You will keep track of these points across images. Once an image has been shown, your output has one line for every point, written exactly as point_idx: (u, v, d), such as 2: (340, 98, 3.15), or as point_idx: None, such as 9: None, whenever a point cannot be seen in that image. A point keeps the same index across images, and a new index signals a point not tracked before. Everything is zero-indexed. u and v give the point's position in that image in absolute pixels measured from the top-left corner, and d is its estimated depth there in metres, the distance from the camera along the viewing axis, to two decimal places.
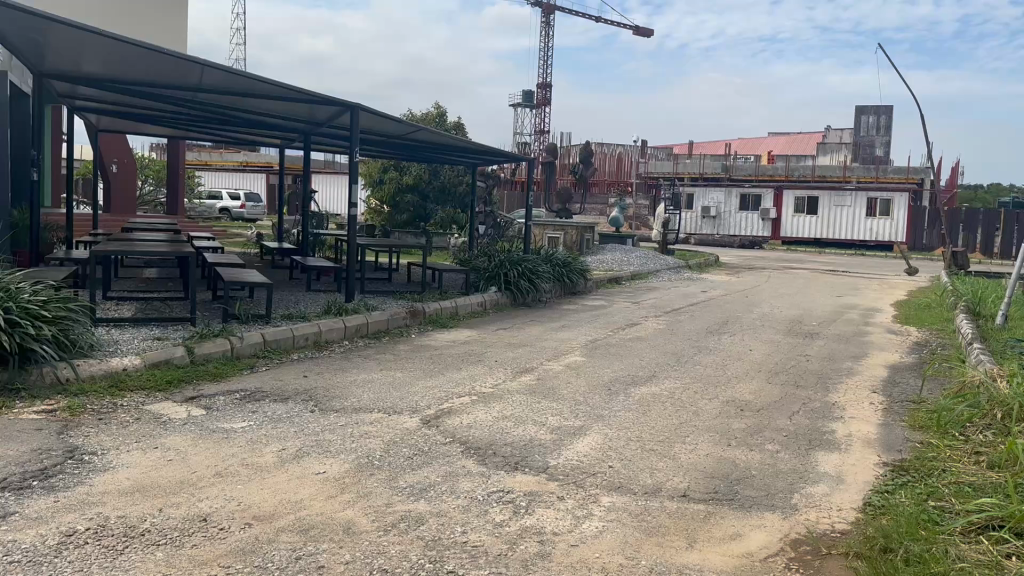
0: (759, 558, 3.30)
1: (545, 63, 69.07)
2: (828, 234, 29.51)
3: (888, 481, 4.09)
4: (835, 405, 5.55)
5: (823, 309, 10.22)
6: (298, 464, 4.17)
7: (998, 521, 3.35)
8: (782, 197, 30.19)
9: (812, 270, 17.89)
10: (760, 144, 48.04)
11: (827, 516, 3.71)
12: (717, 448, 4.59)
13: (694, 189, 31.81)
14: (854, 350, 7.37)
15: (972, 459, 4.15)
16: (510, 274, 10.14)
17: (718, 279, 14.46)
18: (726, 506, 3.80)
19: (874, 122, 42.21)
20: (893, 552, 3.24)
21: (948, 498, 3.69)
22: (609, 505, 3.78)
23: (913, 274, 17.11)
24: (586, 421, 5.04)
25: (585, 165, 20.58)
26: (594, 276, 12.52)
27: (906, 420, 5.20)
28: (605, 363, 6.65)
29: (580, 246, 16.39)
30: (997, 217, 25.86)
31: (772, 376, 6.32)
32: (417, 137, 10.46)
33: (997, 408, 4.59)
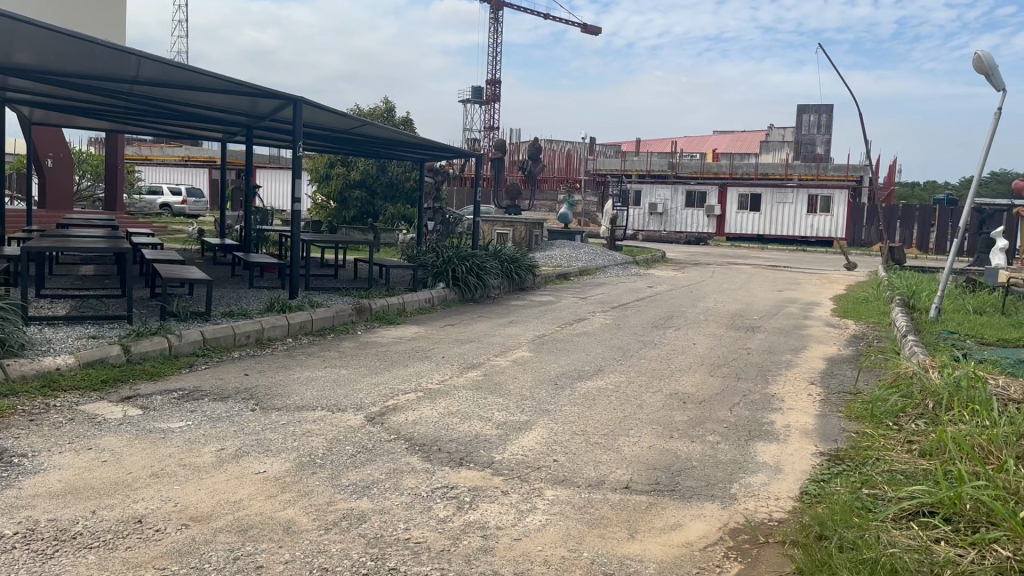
0: (699, 547, 3.35)
1: (493, 60, 69.10)
2: (770, 230, 30.22)
3: (823, 470, 4.20)
4: (775, 396, 5.67)
5: (765, 303, 10.42)
6: (237, 464, 4.09)
7: (928, 508, 3.45)
8: (726, 194, 30.80)
9: (756, 265, 18.24)
10: (704, 142, 48.80)
11: (765, 505, 3.78)
12: (659, 440, 4.64)
13: (642, 187, 32.19)
14: (794, 343, 7.54)
15: (904, 447, 4.27)
16: (458, 270, 10.12)
17: (664, 275, 14.64)
18: (667, 497, 3.85)
19: (816, 122, 42.39)
20: (827, 540, 3.31)
21: (880, 486, 3.79)
22: (553, 498, 3.79)
23: (852, 269, 17.57)
24: (532, 416, 5.05)
25: (534, 163, 20.65)
26: (542, 272, 12.58)
27: (843, 410, 5.33)
28: (551, 358, 6.68)
29: (529, 242, 16.45)
30: (932, 214, 26.70)
31: (715, 369, 6.43)
32: (362, 131, 10.34)
33: (929, 398, 4.74)
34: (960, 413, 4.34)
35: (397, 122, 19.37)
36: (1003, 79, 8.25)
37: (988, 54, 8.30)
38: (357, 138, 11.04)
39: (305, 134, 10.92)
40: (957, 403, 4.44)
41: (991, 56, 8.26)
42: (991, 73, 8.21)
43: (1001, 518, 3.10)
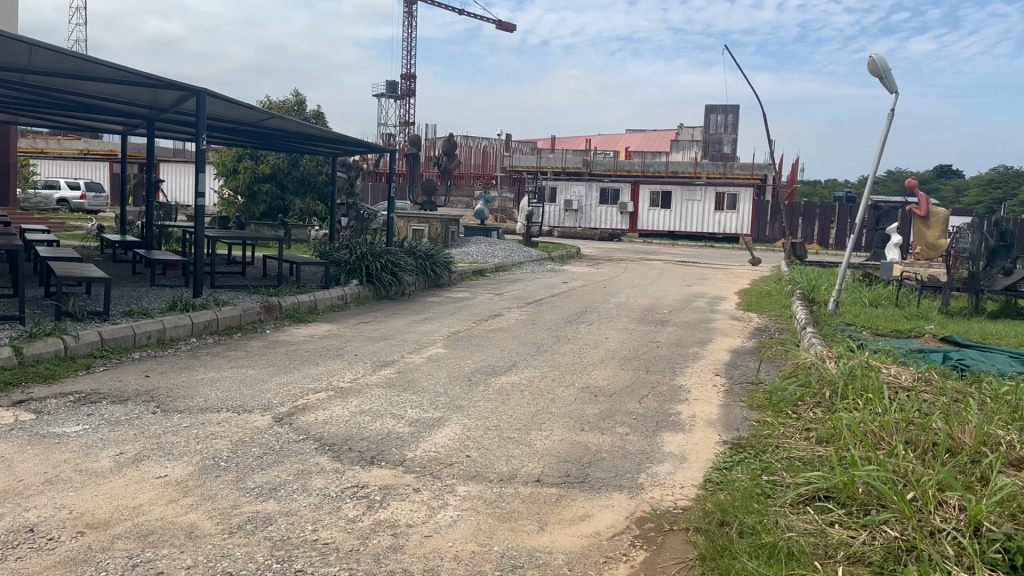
0: (606, 537, 3.42)
1: (408, 55, 68.55)
2: (680, 227, 31.05)
3: (727, 458, 4.34)
4: (681, 387, 5.84)
5: (674, 298, 10.70)
6: (137, 468, 3.95)
7: (823, 492, 3.62)
8: (638, 191, 31.44)
9: (667, 261, 18.68)
10: (619, 139, 49.71)
11: (670, 493, 3.89)
12: (570, 433, 4.72)
13: (557, 183, 32.44)
14: (701, 336, 7.77)
15: (802, 435, 4.45)
16: (372, 266, 10.01)
17: (578, 271, 14.85)
18: (576, 488, 3.92)
19: (722, 121, 43.58)
20: (728, 525, 3.42)
21: (779, 472, 3.95)
22: (464, 494, 3.80)
23: (757, 263, 18.25)
24: (446, 412, 5.05)
25: (448, 159, 20.54)
26: (458, 268, 12.57)
27: (745, 400, 5.53)
28: (465, 355, 6.69)
29: (445, 238, 16.39)
30: (832, 211, 27.93)
31: (626, 362, 6.57)
32: (271, 124, 10.09)
33: (825, 387, 4.97)
34: (854, 401, 4.56)
35: (308, 116, 18.97)
36: (895, 82, 8.69)
37: (882, 58, 8.72)
38: (265, 132, 10.79)
39: (211, 126, 10.58)
40: (852, 391, 4.67)
41: (884, 60, 8.69)
42: (884, 75, 8.63)
43: (890, 500, 3.28)
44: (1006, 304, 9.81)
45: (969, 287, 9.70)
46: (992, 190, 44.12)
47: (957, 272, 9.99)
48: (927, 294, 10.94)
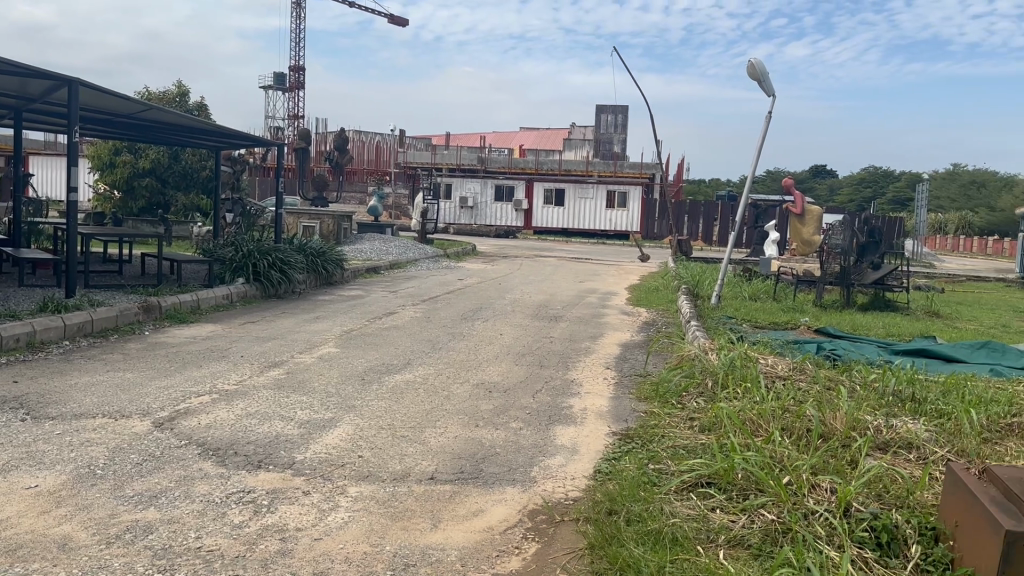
0: (499, 531, 3.45)
1: (297, 47, 66.77)
2: (573, 225, 31.66)
3: (616, 449, 4.46)
4: (573, 381, 5.97)
5: (567, 294, 10.89)
6: (3, 479, 3.70)
7: (705, 479, 3.77)
8: (533, 188, 31.90)
9: (561, 257, 18.98)
10: (512, 138, 50.07)
11: (561, 485, 3.97)
12: (465, 430, 4.73)
13: (452, 180, 32.34)
14: (592, 330, 7.94)
15: (686, 424, 4.63)
16: (259, 265, 9.73)
17: (474, 268, 14.89)
18: (470, 484, 3.93)
19: (614, 123, 43.92)
20: (617, 514, 3.52)
21: (665, 461, 4.09)
22: (356, 495, 3.75)
23: (646, 260, 18.83)
24: (337, 413, 4.97)
25: (340, 154, 20.14)
26: (351, 265, 12.37)
27: (634, 392, 5.69)
28: (358, 354, 6.59)
29: (337, 235, 16.07)
30: (715, 210, 29.12)
31: (520, 357, 6.65)
32: (150, 116, 9.63)
33: (707, 377, 5.18)
34: (734, 391, 4.78)
35: (191, 108, 18.21)
36: (772, 86, 9.13)
37: (761, 62, 9.15)
38: (144, 124, 10.28)
39: (84, 117, 9.98)
40: (732, 381, 4.89)
41: (763, 64, 9.12)
42: (762, 79, 9.06)
43: (767, 485, 3.46)
44: (874, 297, 10.46)
45: (841, 281, 10.28)
46: (861, 189, 47.04)
47: (829, 267, 10.59)
48: (802, 288, 11.56)
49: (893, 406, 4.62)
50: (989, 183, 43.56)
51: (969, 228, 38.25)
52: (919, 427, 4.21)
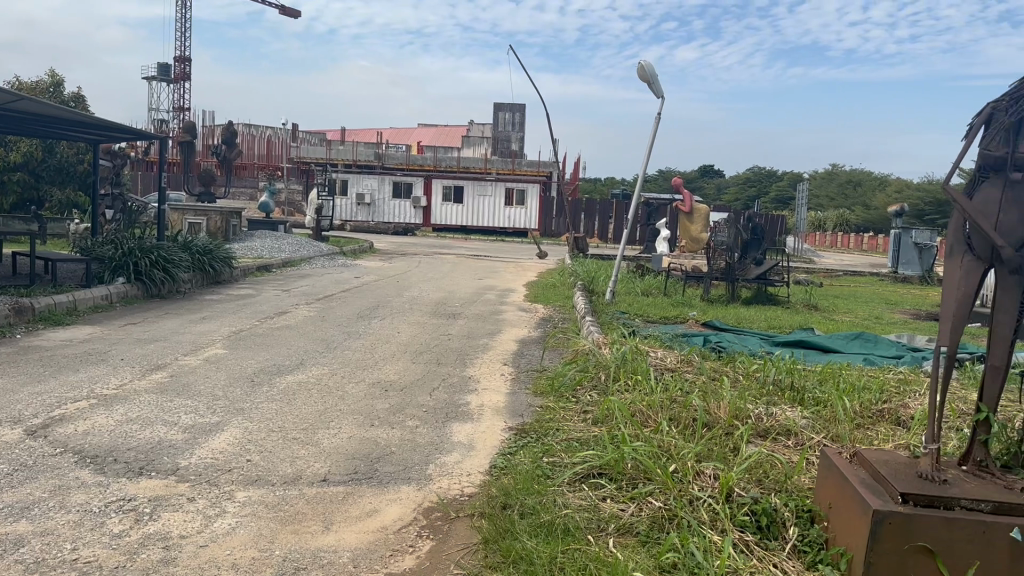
0: (393, 531, 3.42)
1: (184, 36, 64.05)
2: (472, 222, 31.75)
3: (511, 444, 4.49)
4: (471, 377, 5.98)
5: (465, 291, 10.90)
6: None
7: (597, 470, 3.85)
8: (431, 185, 31.63)
9: (458, 255, 18.98)
10: (409, 134, 49.71)
11: (457, 481, 3.97)
12: (359, 430, 4.66)
13: (348, 176, 31.77)
14: (490, 327, 7.99)
15: (580, 417, 4.73)
16: (141, 264, 9.29)
17: (370, 266, 14.68)
18: (364, 485, 3.88)
19: (510, 120, 43.66)
20: (511, 507, 3.54)
21: (558, 454, 4.15)
22: (244, 500, 3.64)
23: (544, 256, 19.08)
24: (225, 416, 4.80)
25: (228, 148, 19.37)
26: (240, 264, 11.98)
27: (530, 387, 5.74)
28: (247, 355, 6.38)
29: (226, 232, 15.60)
30: (610, 208, 29.76)
31: (417, 355, 6.60)
32: (20, 107, 9.02)
33: (601, 371, 5.31)
34: (626, 383, 4.92)
35: (66, 99, 17.19)
36: (662, 87, 9.40)
37: (650, 64, 9.40)
38: (14, 115, 9.63)
39: None
40: (624, 373, 5.02)
41: (652, 66, 9.37)
42: (652, 80, 9.30)
43: (654, 474, 3.57)
44: (758, 292, 10.95)
45: (726, 276, 10.66)
46: (747, 189, 49.07)
47: (715, 263, 11.01)
48: (691, 283, 11.98)
49: (774, 395, 4.85)
50: (863, 183, 46.28)
51: (846, 225, 40.60)
52: (797, 415, 4.43)
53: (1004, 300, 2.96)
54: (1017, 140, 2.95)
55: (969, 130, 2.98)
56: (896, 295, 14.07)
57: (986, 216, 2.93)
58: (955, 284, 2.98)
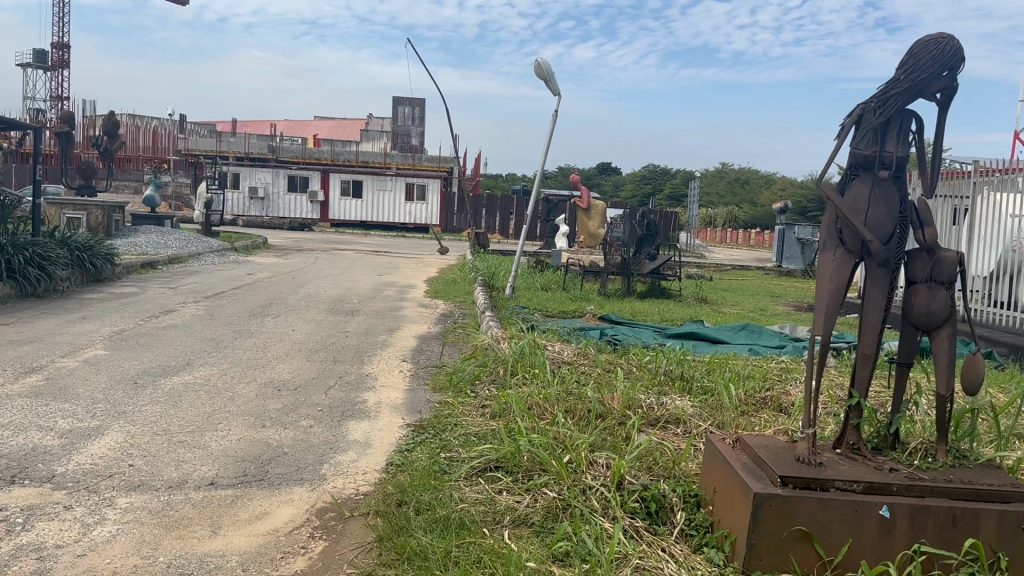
0: (284, 533, 3.34)
1: (60, 20, 60.46)
2: (371, 217, 31.35)
3: (409, 440, 4.45)
4: (368, 375, 5.91)
5: (364, 287, 10.75)
6: None
7: (494, 463, 3.88)
8: (328, 179, 31.03)
9: (356, 250, 18.71)
10: (305, 126, 48.61)
11: (351, 480, 3.92)
12: (250, 431, 4.52)
13: (240, 169, 30.73)
14: (388, 324, 7.91)
15: (479, 411, 4.75)
16: (14, 261, 8.71)
17: (264, 262, 14.28)
18: (254, 487, 3.77)
19: (409, 113, 43.15)
20: (406, 503, 3.50)
21: (455, 449, 4.15)
22: (125, 506, 3.48)
23: (444, 252, 19.05)
24: (105, 420, 4.57)
25: (110, 139, 18.41)
26: (124, 260, 11.42)
27: (429, 383, 5.72)
28: (130, 356, 6.10)
29: (107, 227, 14.83)
30: (511, 203, 30.00)
31: (312, 354, 6.46)
32: None
33: (499, 365, 5.35)
34: (524, 376, 4.97)
35: None
36: (558, 85, 9.52)
37: (547, 62, 9.50)
38: None
39: None
40: (521, 367, 5.08)
41: (548, 64, 9.47)
42: (549, 78, 9.41)
43: (549, 465, 3.62)
44: (651, 286, 11.26)
45: (622, 271, 10.92)
46: (642, 186, 50.30)
47: (612, 258, 11.24)
48: (588, 278, 12.20)
49: (665, 385, 5.01)
50: (751, 181, 48.25)
51: (735, 221, 42.24)
52: (686, 403, 4.59)
53: (873, 292, 3.14)
54: (884, 140, 3.13)
55: (841, 130, 3.14)
56: (779, 287, 14.75)
57: (858, 212, 3.10)
58: (828, 277, 3.14)
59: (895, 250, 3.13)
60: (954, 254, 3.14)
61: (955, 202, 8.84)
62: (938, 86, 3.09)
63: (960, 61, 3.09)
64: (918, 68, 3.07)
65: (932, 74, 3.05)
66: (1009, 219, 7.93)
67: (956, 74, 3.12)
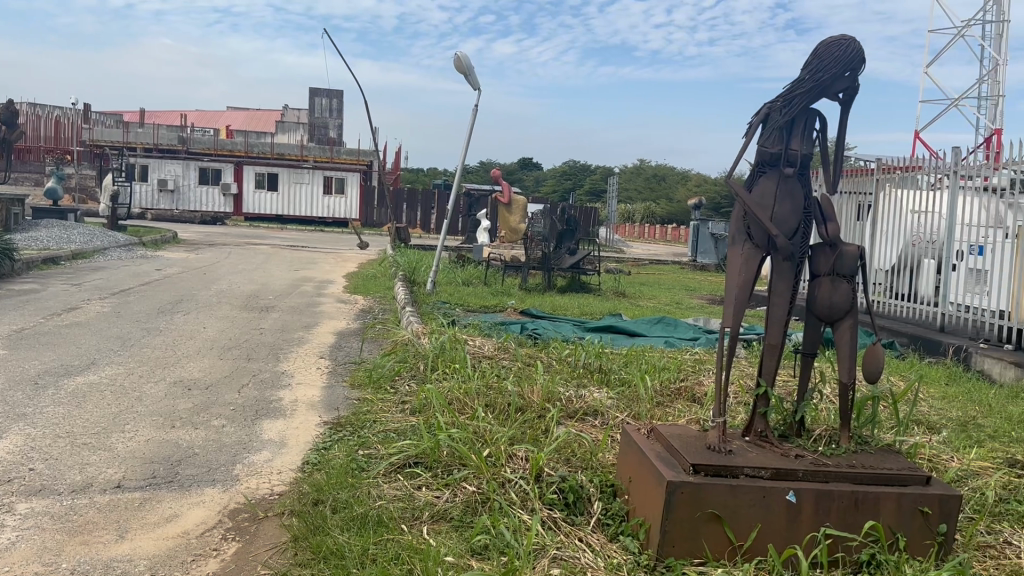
0: (195, 535, 3.25)
1: None
2: (289, 211, 30.69)
3: (325, 438, 4.38)
4: (284, 372, 5.79)
5: (279, 283, 10.52)
6: None
7: (412, 459, 3.85)
8: (242, 172, 30.24)
9: (273, 245, 18.29)
10: (218, 118, 47.21)
11: (266, 480, 3.84)
12: (159, 432, 4.38)
13: (149, 161, 29.61)
14: (306, 320, 7.77)
15: (398, 408, 4.72)
16: None
17: (174, 257, 13.80)
18: (162, 489, 3.65)
19: (326, 105, 42.46)
20: (323, 502, 3.45)
21: (373, 446, 4.11)
22: (25, 512, 3.31)
23: (364, 247, 18.80)
24: (2, 422, 4.35)
25: (6, 128, 17.48)
26: (23, 255, 10.86)
27: (347, 380, 5.65)
28: (30, 356, 5.81)
29: (4, 221, 14.08)
30: (432, 197, 29.86)
31: (224, 351, 6.29)
32: None
33: (419, 361, 5.32)
34: (444, 371, 4.97)
35: None
36: (478, 79, 9.51)
37: (466, 55, 9.47)
38: None
39: None
40: (442, 362, 5.06)
41: (468, 58, 9.45)
42: (468, 72, 9.39)
43: (468, 459, 3.62)
44: (572, 280, 11.39)
45: (543, 266, 11.02)
46: (563, 182, 50.84)
47: (533, 253, 11.31)
48: (509, 273, 12.25)
49: (584, 377, 5.08)
50: (668, 178, 49.32)
51: (652, 217, 43.13)
52: (604, 396, 4.67)
53: (779, 285, 3.26)
54: (790, 138, 3.24)
55: (751, 126, 3.25)
56: (694, 281, 15.12)
57: (764, 208, 3.21)
58: (736, 271, 3.24)
59: (799, 244, 3.25)
60: (855, 248, 3.28)
61: (859, 198, 9.25)
62: (841, 86, 3.23)
63: (861, 61, 3.23)
64: (822, 68, 3.19)
65: (835, 74, 3.17)
66: (909, 214, 8.31)
67: (858, 74, 3.25)
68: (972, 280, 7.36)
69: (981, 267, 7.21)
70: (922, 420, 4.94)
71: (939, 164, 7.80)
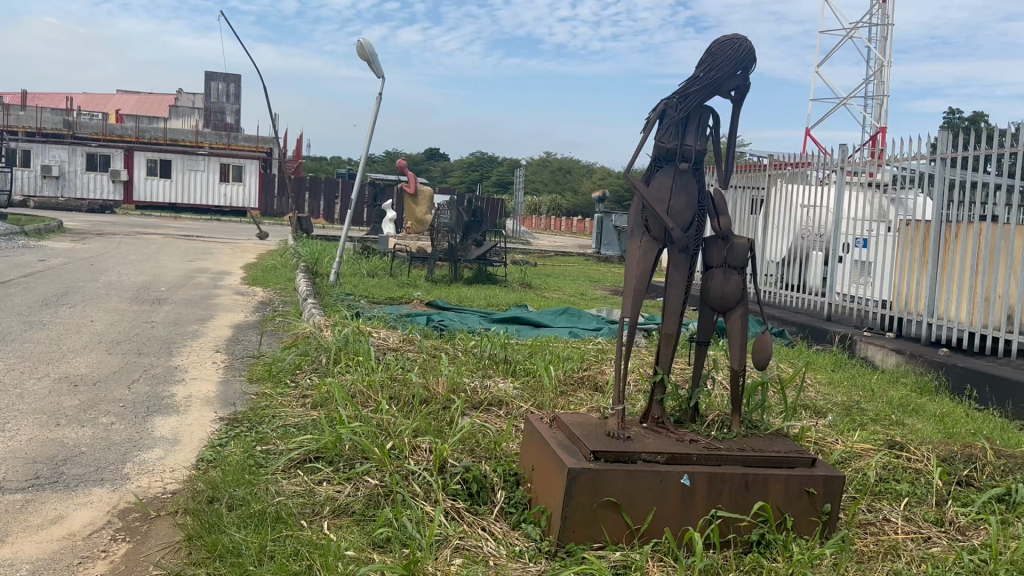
0: (82, 537, 3.11)
1: None
2: (184, 200, 29.50)
3: (221, 434, 4.26)
4: (177, 367, 5.59)
5: (172, 274, 10.10)
6: None
7: (313, 454, 3.79)
8: (133, 158, 28.91)
9: (164, 235, 17.53)
10: (108, 101, 44.89)
11: (158, 478, 3.70)
12: (42, 431, 4.16)
13: (31, 146, 28.07)
14: (200, 313, 7.51)
15: (299, 402, 4.64)
16: None
17: (56, 247, 13.06)
18: (47, 490, 3.47)
19: (223, 90, 40.90)
20: (218, 500, 3.35)
21: (272, 442, 4.02)
22: None
23: (263, 237, 18.28)
24: None
25: None
26: None
27: (245, 374, 5.49)
28: None
29: None
30: (336, 187, 29.29)
31: (113, 346, 6.02)
32: None
33: (321, 354, 5.24)
34: (347, 364, 4.91)
35: None
36: (381, 67, 9.39)
37: (370, 43, 9.34)
38: None
39: None
40: (344, 355, 5.00)
41: (371, 46, 9.31)
42: (371, 60, 9.26)
43: (370, 452, 3.59)
44: (477, 272, 11.41)
45: (449, 257, 11.01)
46: (470, 174, 50.78)
47: (438, 244, 11.25)
48: (414, 264, 12.16)
49: (489, 368, 5.11)
50: (573, 171, 49.96)
51: (557, 209, 43.58)
52: (508, 386, 4.72)
53: (675, 276, 3.36)
54: (685, 133, 3.34)
55: (649, 119, 3.33)
56: (597, 273, 15.42)
57: (661, 202, 3.30)
58: (635, 262, 3.32)
59: (693, 237, 3.36)
60: (745, 241, 3.43)
61: (753, 193, 9.64)
62: (732, 84, 3.35)
63: (751, 60, 3.37)
64: (715, 66, 3.31)
65: (727, 72, 3.30)
66: (799, 208, 8.71)
67: (748, 72, 3.40)
68: (857, 271, 7.78)
69: (866, 258, 7.63)
70: (810, 405, 5.20)
71: (828, 160, 8.23)
